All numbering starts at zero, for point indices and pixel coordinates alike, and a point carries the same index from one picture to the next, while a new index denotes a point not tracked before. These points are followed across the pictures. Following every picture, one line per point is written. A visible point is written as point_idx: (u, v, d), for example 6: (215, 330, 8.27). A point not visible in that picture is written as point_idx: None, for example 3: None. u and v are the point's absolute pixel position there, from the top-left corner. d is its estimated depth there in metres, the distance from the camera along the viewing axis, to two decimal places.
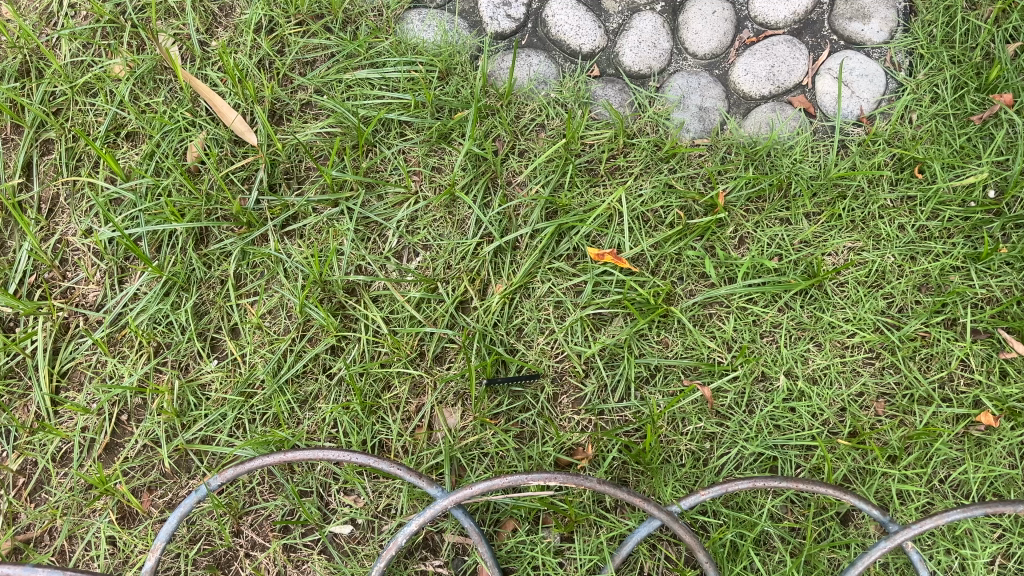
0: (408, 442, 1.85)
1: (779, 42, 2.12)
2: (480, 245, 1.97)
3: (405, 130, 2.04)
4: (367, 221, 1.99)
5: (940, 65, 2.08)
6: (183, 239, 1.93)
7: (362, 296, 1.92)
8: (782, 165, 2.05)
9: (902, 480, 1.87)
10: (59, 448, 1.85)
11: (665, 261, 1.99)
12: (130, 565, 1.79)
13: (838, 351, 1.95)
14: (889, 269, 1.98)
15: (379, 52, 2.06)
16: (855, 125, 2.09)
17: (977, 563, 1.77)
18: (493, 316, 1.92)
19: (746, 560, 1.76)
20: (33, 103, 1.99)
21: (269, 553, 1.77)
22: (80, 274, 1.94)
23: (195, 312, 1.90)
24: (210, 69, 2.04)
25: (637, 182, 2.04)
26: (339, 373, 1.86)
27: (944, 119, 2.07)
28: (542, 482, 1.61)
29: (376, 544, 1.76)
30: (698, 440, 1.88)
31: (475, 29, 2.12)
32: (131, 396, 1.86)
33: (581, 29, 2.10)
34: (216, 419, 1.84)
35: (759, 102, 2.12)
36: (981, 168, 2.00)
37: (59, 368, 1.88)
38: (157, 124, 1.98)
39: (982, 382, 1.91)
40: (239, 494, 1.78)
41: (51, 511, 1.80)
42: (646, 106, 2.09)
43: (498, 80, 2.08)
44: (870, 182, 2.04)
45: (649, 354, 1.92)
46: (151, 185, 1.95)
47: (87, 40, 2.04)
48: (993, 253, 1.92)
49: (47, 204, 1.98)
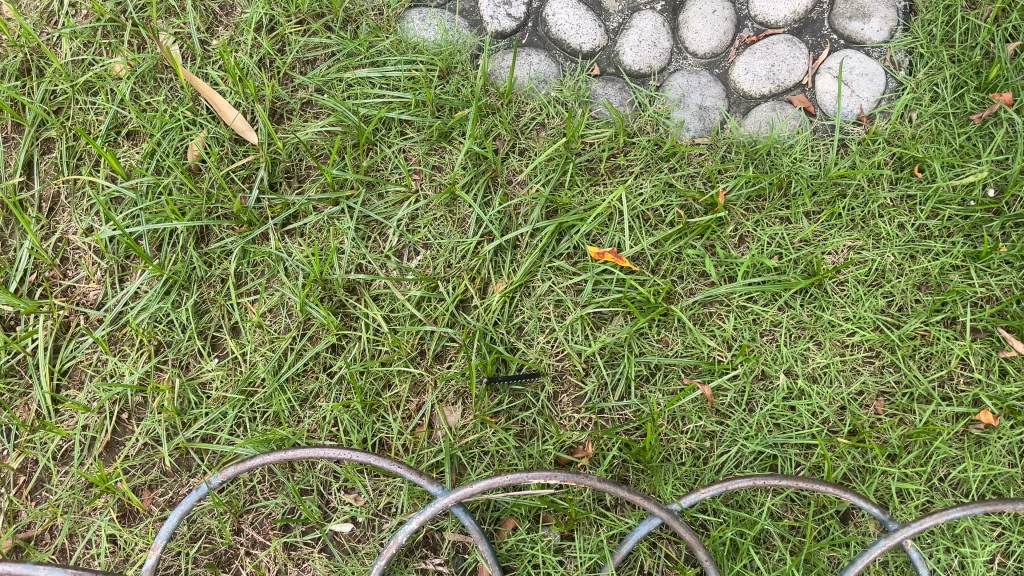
0: (408, 441, 1.86)
1: (779, 41, 2.12)
2: (481, 244, 1.98)
3: (406, 129, 2.04)
4: (368, 220, 1.99)
5: (940, 64, 2.08)
6: (184, 238, 1.93)
7: (362, 295, 1.93)
8: (782, 164, 2.05)
9: (901, 478, 1.87)
10: (60, 446, 1.85)
11: (665, 261, 1.99)
12: (131, 563, 1.79)
13: (838, 349, 1.95)
14: (889, 268, 1.98)
15: (380, 51, 2.06)
16: (855, 124, 2.09)
17: (977, 561, 1.77)
18: (494, 315, 1.92)
19: (746, 558, 1.76)
20: (34, 102, 1.99)
21: (269, 551, 1.77)
22: (81, 272, 1.94)
23: (195, 311, 1.90)
24: (211, 67, 2.04)
25: (637, 182, 2.04)
26: (339, 371, 1.86)
27: (944, 118, 2.07)
28: (542, 481, 1.61)
29: (377, 542, 1.77)
30: (698, 438, 1.88)
31: (475, 28, 2.12)
32: (132, 394, 1.86)
33: (581, 28, 2.11)
34: (217, 417, 1.84)
35: (759, 101, 2.12)
36: (981, 167, 2.00)
37: (59, 367, 1.88)
38: (157, 123, 1.99)
39: (982, 380, 1.91)
40: (240, 493, 1.78)
41: (52, 509, 1.80)
42: (646, 105, 2.09)
43: (498, 79, 2.08)
44: (870, 181, 2.04)
45: (649, 353, 1.93)
46: (151, 184, 1.95)
47: (87, 39, 2.04)
48: (992, 252, 1.93)
49: (48, 203, 1.98)
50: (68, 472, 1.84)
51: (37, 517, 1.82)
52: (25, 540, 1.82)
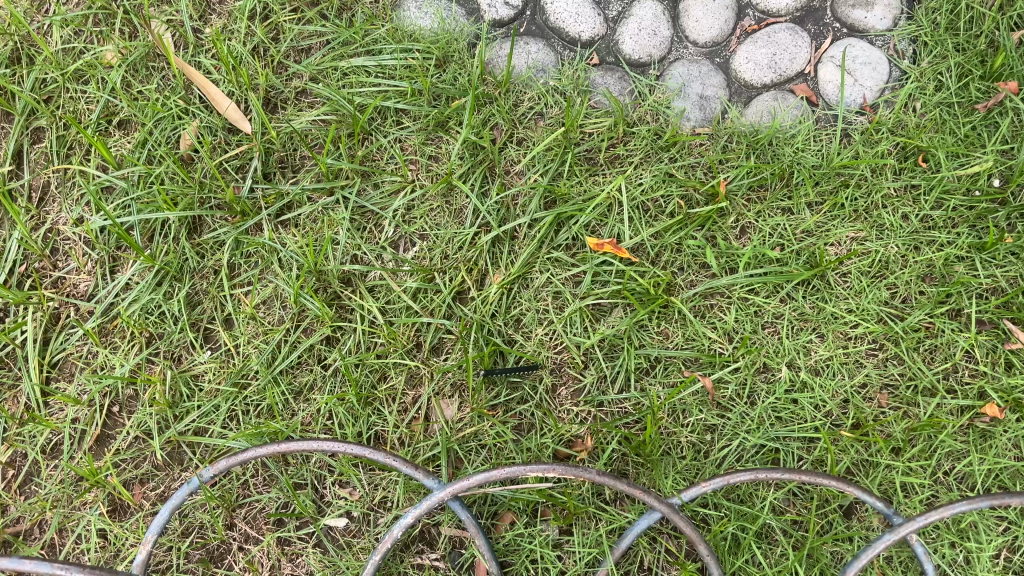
0: (405, 434, 1.83)
1: (781, 30, 2.09)
2: (479, 235, 1.95)
3: (402, 118, 2.01)
4: (363, 210, 1.96)
5: (944, 53, 2.05)
6: (176, 229, 1.90)
7: (358, 287, 1.90)
8: (784, 154, 2.02)
9: (906, 472, 1.84)
10: (49, 440, 1.82)
11: (665, 252, 1.96)
12: (122, 558, 1.76)
13: (841, 342, 1.92)
14: (892, 259, 1.95)
15: (376, 39, 2.02)
16: (858, 113, 2.07)
17: (983, 556, 1.74)
18: (491, 307, 1.89)
19: (748, 553, 1.73)
20: (24, 90, 1.96)
21: (263, 546, 1.74)
22: (72, 263, 1.91)
23: (188, 302, 1.87)
24: (204, 56, 2.01)
25: (637, 171, 2.01)
26: (334, 363, 1.83)
27: (948, 108, 2.04)
28: (540, 474, 1.59)
29: (372, 537, 1.73)
30: (699, 432, 1.85)
31: (472, 16, 2.09)
32: (123, 387, 1.83)
33: (581, 16, 2.07)
34: (209, 410, 1.81)
35: (761, 90, 2.09)
36: (986, 157, 1.97)
37: (49, 359, 1.85)
38: (149, 112, 1.95)
39: (987, 373, 1.88)
40: (233, 487, 1.75)
41: (41, 504, 1.77)
42: (646, 94, 2.06)
43: (496, 68, 2.05)
44: (873, 171, 2.01)
45: (649, 345, 1.89)
46: (143, 174, 1.92)
47: (78, 26, 2.01)
48: (998, 242, 1.90)
49: (38, 192, 1.95)
50: (57, 466, 1.80)
51: (26, 511, 1.79)
52: (14, 535, 1.79)
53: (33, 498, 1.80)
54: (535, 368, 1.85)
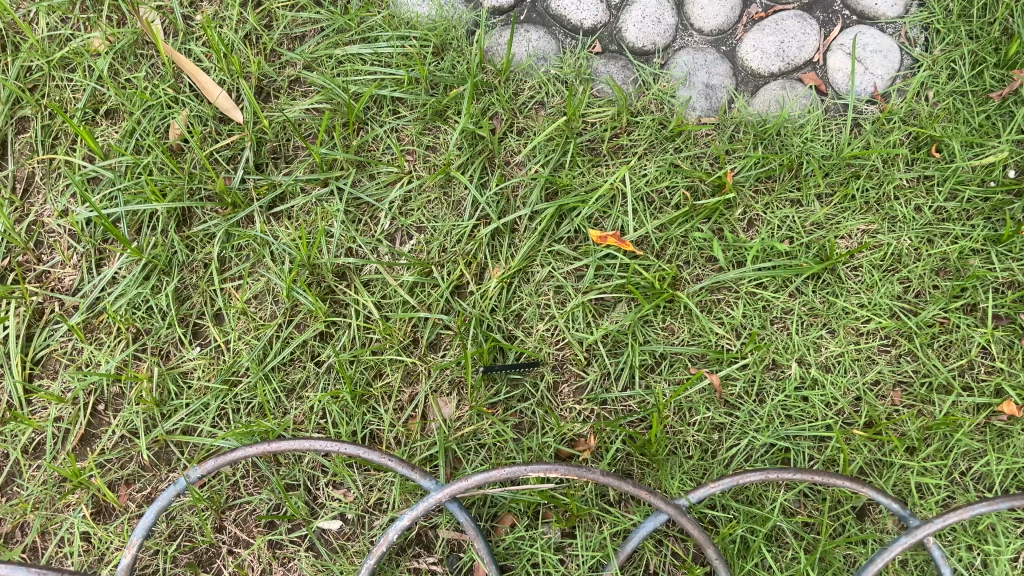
0: (401, 433, 1.76)
1: (789, 17, 2.03)
2: (478, 228, 1.88)
3: (398, 107, 1.95)
4: (359, 202, 1.90)
5: (958, 40, 1.98)
6: (165, 221, 1.83)
7: (353, 281, 1.83)
8: (793, 144, 1.96)
9: (921, 473, 1.77)
10: (32, 439, 1.75)
11: (671, 244, 1.90)
12: (106, 562, 1.69)
13: (852, 337, 1.85)
14: (906, 252, 1.88)
15: (372, 26, 1.96)
16: (869, 102, 2.00)
17: (1002, 560, 1.67)
18: (491, 301, 1.83)
19: (758, 557, 1.66)
20: (9, 79, 1.90)
21: (253, 549, 1.67)
22: (56, 256, 1.84)
23: (176, 296, 1.80)
24: (194, 43, 1.94)
25: (641, 162, 1.94)
26: (328, 360, 1.77)
27: (962, 97, 1.97)
28: (542, 475, 1.52)
29: (367, 541, 1.67)
30: (706, 431, 1.78)
31: (471, 3, 2.02)
32: (108, 385, 1.76)
33: (582, 3, 2.01)
34: (198, 408, 1.74)
35: (768, 79, 2.03)
36: (1001, 146, 1.91)
37: (33, 355, 1.78)
38: (138, 100, 1.89)
39: (1005, 369, 1.81)
40: (222, 488, 1.68)
41: (23, 506, 1.71)
42: (650, 83, 1.99)
43: (496, 56, 1.99)
44: (885, 161, 1.95)
45: (655, 341, 1.83)
46: (131, 164, 1.86)
47: (65, 13, 1.94)
48: (1014, 235, 1.83)
49: (22, 183, 1.89)
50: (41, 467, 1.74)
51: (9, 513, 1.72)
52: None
53: (16, 499, 1.73)
54: (537, 365, 1.78)
